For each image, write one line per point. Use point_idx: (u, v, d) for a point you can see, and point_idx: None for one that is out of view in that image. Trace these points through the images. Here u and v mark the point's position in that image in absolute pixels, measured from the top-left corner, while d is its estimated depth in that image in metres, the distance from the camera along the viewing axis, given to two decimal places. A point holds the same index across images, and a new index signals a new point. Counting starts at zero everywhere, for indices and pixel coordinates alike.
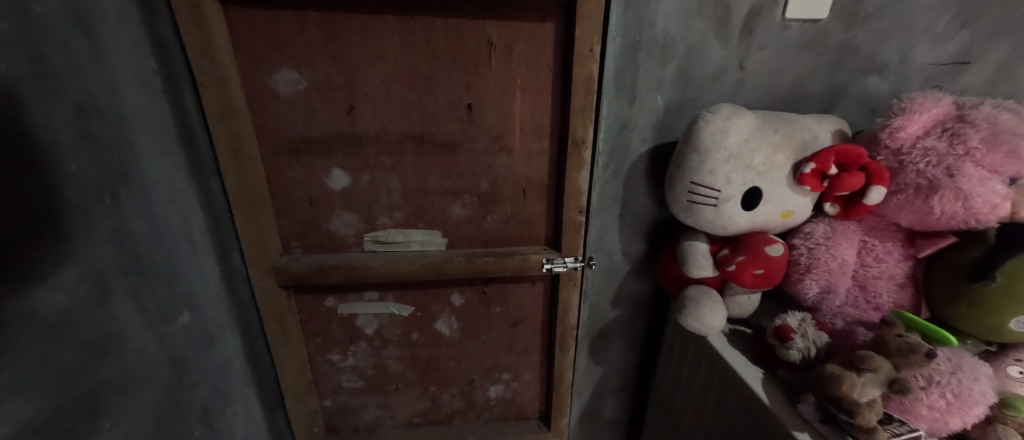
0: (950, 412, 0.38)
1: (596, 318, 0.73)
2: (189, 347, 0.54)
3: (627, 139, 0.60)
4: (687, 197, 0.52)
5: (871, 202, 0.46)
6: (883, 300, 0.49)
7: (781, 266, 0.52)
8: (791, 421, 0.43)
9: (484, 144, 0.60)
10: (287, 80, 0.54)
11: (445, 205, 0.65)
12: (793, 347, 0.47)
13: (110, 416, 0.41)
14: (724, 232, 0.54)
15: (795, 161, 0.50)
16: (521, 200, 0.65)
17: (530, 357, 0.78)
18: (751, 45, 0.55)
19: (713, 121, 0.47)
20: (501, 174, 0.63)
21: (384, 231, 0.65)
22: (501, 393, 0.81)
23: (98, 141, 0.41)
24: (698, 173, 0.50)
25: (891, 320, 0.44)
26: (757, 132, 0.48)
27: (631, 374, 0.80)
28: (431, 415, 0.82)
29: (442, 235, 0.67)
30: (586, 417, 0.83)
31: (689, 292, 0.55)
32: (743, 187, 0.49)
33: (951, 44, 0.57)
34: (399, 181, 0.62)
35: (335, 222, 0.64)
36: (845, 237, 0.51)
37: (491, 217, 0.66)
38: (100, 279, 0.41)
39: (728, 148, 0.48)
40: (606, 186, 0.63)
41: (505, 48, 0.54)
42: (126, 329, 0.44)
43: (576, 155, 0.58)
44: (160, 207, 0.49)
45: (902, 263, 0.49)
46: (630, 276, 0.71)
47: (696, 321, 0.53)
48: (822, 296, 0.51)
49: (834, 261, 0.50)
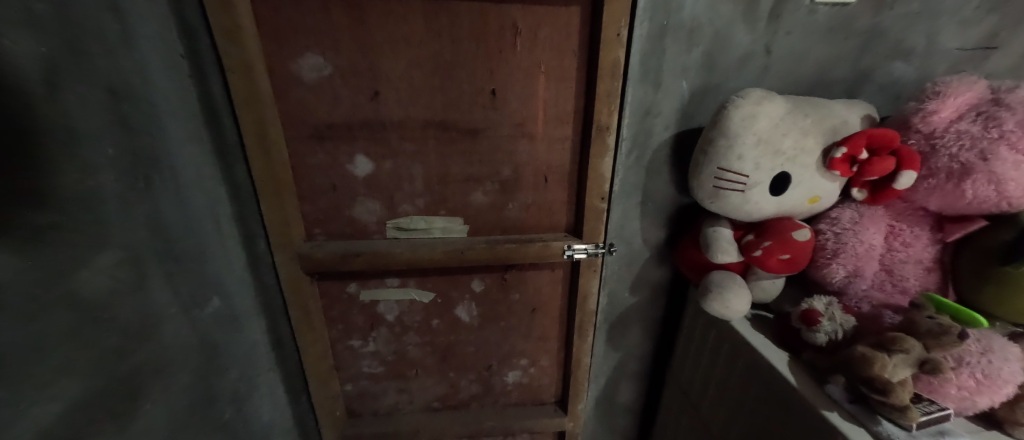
0: (979, 391, 0.38)
1: (614, 304, 0.74)
2: (218, 332, 0.54)
3: (650, 125, 0.60)
4: (713, 182, 0.52)
5: (901, 187, 0.46)
6: (910, 284, 0.49)
7: (808, 251, 0.52)
8: (819, 400, 0.43)
9: (507, 129, 0.61)
10: (311, 65, 0.53)
11: (466, 192, 0.65)
12: (820, 330, 0.46)
13: (150, 397, 0.42)
14: (749, 217, 0.54)
15: (825, 145, 0.49)
16: (543, 187, 0.65)
17: (547, 344, 0.79)
18: (778, 29, 0.55)
19: (742, 105, 0.47)
20: (524, 161, 0.63)
21: (406, 217, 0.65)
22: (518, 378, 0.82)
23: (131, 126, 0.41)
24: (726, 158, 0.50)
25: (921, 302, 0.44)
26: (787, 118, 0.48)
27: (647, 360, 0.81)
28: (449, 400, 0.83)
29: (463, 222, 0.67)
30: (601, 402, 0.84)
31: (712, 277, 0.56)
32: (772, 172, 0.50)
33: (978, 29, 0.56)
34: (422, 167, 0.62)
35: (358, 209, 0.63)
36: (873, 222, 0.50)
37: (513, 204, 0.67)
38: (136, 263, 0.41)
39: (757, 133, 0.48)
40: (629, 172, 0.63)
41: (531, 33, 0.54)
42: (162, 312, 0.45)
43: (600, 141, 0.58)
44: (190, 192, 0.49)
45: (930, 248, 0.48)
46: (649, 263, 0.71)
47: (720, 306, 0.54)
48: (849, 280, 0.50)
49: (862, 245, 0.49)
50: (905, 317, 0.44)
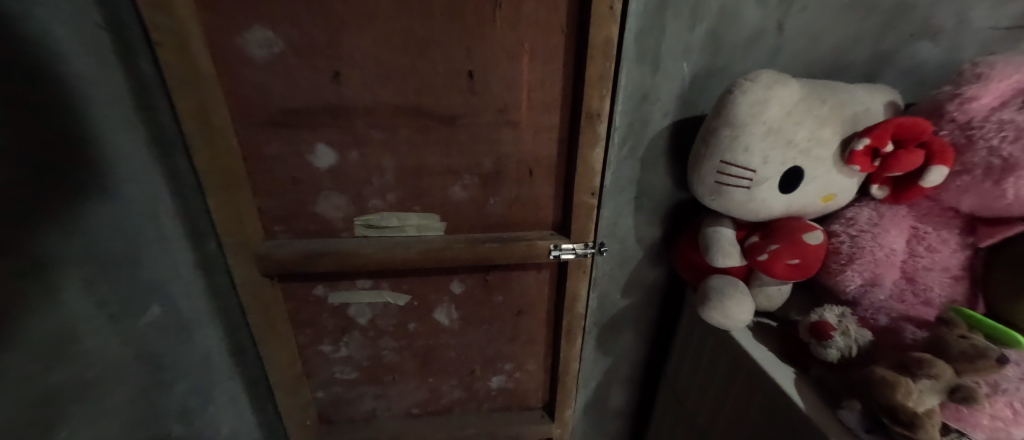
0: (1016, 422, 0.33)
1: (605, 307, 0.69)
2: (160, 342, 0.49)
3: (647, 112, 0.54)
4: (715, 178, 0.47)
5: (929, 184, 0.40)
6: (935, 294, 0.44)
7: (819, 255, 0.46)
8: (830, 427, 0.38)
9: (487, 116, 0.54)
10: (260, 41, 0.46)
11: (444, 186, 0.59)
12: (832, 345, 0.41)
13: (68, 424, 0.37)
14: (755, 217, 0.48)
15: (845, 136, 0.43)
16: (528, 180, 0.59)
17: (534, 348, 0.74)
18: (793, 4, 0.48)
19: (752, 90, 0.41)
20: (506, 151, 0.57)
21: (376, 214, 0.59)
22: (503, 383, 0.77)
23: (35, 107, 0.34)
24: (731, 151, 0.44)
25: (949, 318, 0.39)
26: (802, 105, 0.42)
27: (639, 365, 0.76)
28: (430, 406, 0.78)
29: (440, 219, 0.61)
30: (591, 408, 0.80)
31: (712, 283, 0.50)
32: (782, 167, 0.44)
33: (1015, 5, 0.50)
34: (393, 158, 0.55)
35: (322, 204, 0.57)
36: (894, 223, 0.44)
37: (495, 200, 0.61)
38: (47, 273, 0.35)
39: (768, 122, 0.42)
40: (622, 165, 0.57)
41: (512, 6, 0.47)
42: (82, 326, 0.39)
43: (591, 130, 0.52)
44: (119, 187, 0.43)
45: (958, 254, 0.43)
46: (643, 263, 0.66)
47: (720, 315, 0.48)
48: (866, 289, 0.45)
49: (881, 250, 0.44)
50: (932, 335, 0.39)
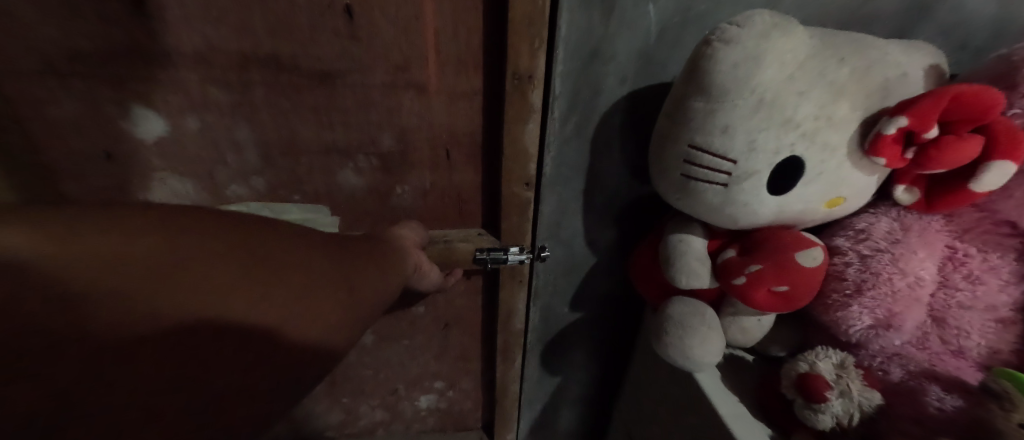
0: None
1: (550, 322, 0.57)
2: None
3: (600, 76, 0.39)
4: (682, 170, 0.34)
5: (983, 188, 0.29)
6: (971, 343, 0.33)
7: (814, 281, 0.34)
8: None
9: (380, 76, 0.39)
10: None
11: (331, 169, 0.44)
12: (826, 411, 0.32)
13: None
14: (733, 224, 0.36)
15: (871, 114, 0.30)
16: (444, 165, 0.45)
17: (467, 365, 0.62)
18: None
19: (740, 38, 0.27)
20: (411, 125, 0.42)
21: (240, 204, 0.45)
22: (433, 403, 0.66)
23: None
24: (704, 131, 0.31)
25: (1002, 389, 0.29)
26: (811, 65, 0.29)
27: (593, 386, 0.65)
28: (347, 428, 0.66)
29: (331, 213, 0.47)
30: (537, 430, 0.69)
31: (673, 309, 0.38)
32: (776, 158, 0.31)
33: None
34: (252, 131, 0.40)
35: (160, 190, 0.42)
36: (925, 241, 0.32)
37: (403, 189, 0.47)
38: None
39: (760, 90, 0.28)
40: (566, 147, 0.43)
41: None
42: None
43: (520, 99, 0.38)
44: None
45: (1009, 287, 0.33)
46: (596, 271, 0.53)
47: (679, 355, 0.37)
48: (875, 330, 0.34)
49: (903, 279, 0.32)
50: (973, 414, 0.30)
